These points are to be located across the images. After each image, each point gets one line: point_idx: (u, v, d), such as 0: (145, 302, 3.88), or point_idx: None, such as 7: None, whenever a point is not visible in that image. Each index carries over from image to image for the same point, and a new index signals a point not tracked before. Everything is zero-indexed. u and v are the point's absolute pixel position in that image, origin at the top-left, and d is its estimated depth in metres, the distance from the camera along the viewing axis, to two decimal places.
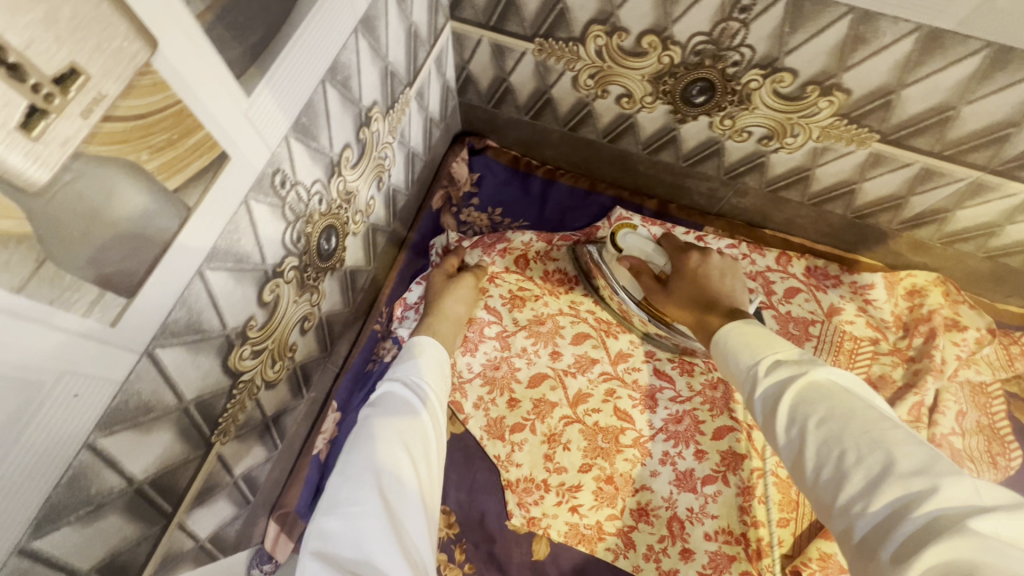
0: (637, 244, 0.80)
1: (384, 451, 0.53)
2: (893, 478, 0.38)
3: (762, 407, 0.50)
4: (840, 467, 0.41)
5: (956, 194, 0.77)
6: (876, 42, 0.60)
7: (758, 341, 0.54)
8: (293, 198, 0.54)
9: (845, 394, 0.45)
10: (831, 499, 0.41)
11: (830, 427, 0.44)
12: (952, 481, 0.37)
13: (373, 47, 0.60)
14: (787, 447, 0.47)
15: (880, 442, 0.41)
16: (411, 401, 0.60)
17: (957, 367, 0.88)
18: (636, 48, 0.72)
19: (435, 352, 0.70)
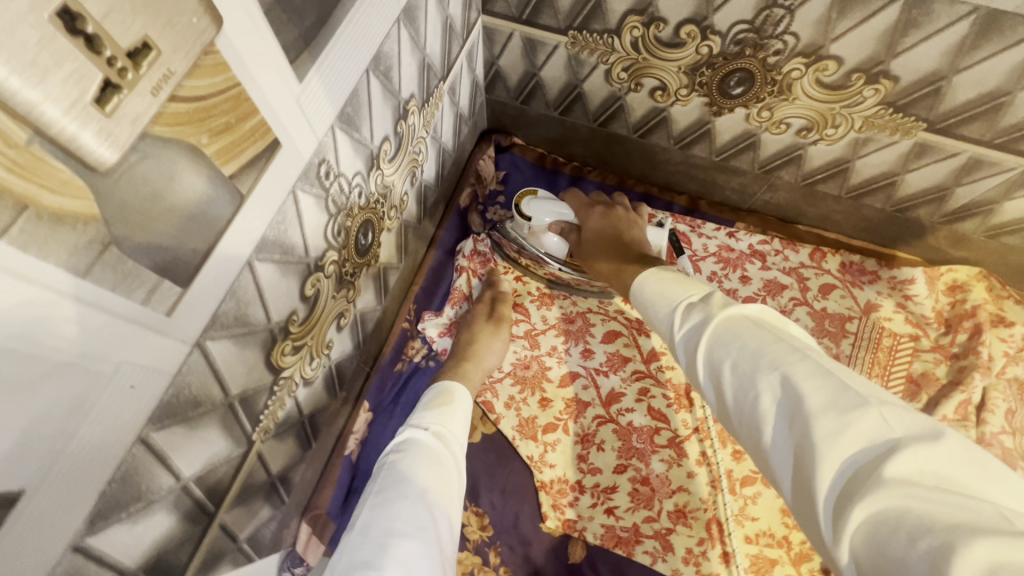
0: (541, 207, 0.84)
1: (402, 512, 0.51)
2: (804, 417, 0.36)
3: (683, 352, 0.48)
4: (756, 409, 0.39)
5: (1003, 184, 0.75)
6: (930, 25, 0.58)
7: (669, 288, 0.54)
8: (336, 189, 0.53)
9: (755, 329, 0.43)
10: (755, 441, 0.39)
11: (743, 369, 0.41)
12: (861, 414, 0.34)
13: (413, 38, 0.59)
14: (710, 393, 0.45)
15: (787, 380, 0.38)
16: (432, 455, 0.59)
17: (1005, 364, 0.85)
18: (674, 38, 0.71)
19: (458, 401, 0.68)
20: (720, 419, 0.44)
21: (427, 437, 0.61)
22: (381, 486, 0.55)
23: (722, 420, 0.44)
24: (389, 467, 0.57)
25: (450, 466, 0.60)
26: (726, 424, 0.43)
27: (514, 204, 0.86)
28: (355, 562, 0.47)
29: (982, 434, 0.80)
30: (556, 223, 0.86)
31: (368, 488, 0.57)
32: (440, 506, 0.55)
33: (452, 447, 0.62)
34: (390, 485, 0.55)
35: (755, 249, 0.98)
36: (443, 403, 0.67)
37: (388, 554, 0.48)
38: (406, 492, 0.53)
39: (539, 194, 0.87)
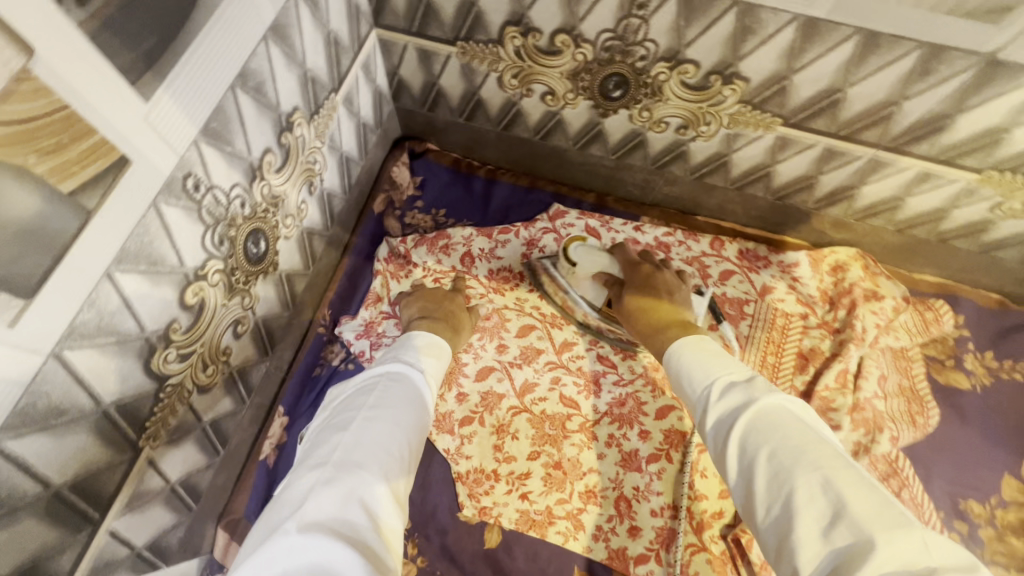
0: (585, 256, 0.90)
1: (375, 425, 0.59)
2: (846, 524, 0.41)
3: (714, 431, 0.54)
4: (791, 500, 0.44)
5: (858, 172, 0.82)
6: (762, 31, 0.65)
7: (706, 360, 0.61)
8: (210, 201, 0.55)
9: (801, 427, 0.49)
10: (780, 533, 0.44)
11: (781, 461, 0.47)
12: (899, 532, 0.39)
13: (288, 54, 0.62)
14: (741, 481, 0.50)
15: (831, 484, 0.43)
16: (411, 386, 0.66)
17: (877, 334, 0.93)
18: (551, 46, 0.76)
19: (439, 348, 0.76)
20: (745, 514, 0.49)
21: (419, 375, 0.69)
22: (376, 401, 0.62)
23: (745, 508, 0.49)
24: (383, 386, 0.64)
25: (426, 397, 0.68)
26: (749, 516, 0.49)
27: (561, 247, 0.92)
28: (347, 458, 0.55)
29: (858, 399, 0.88)
30: (600, 273, 0.90)
31: (360, 396, 0.64)
32: (418, 429, 0.63)
33: (432, 387, 0.70)
34: (369, 401, 0.62)
35: (660, 240, 1.03)
36: (433, 352, 0.75)
37: (361, 455, 0.55)
38: (397, 414, 0.61)
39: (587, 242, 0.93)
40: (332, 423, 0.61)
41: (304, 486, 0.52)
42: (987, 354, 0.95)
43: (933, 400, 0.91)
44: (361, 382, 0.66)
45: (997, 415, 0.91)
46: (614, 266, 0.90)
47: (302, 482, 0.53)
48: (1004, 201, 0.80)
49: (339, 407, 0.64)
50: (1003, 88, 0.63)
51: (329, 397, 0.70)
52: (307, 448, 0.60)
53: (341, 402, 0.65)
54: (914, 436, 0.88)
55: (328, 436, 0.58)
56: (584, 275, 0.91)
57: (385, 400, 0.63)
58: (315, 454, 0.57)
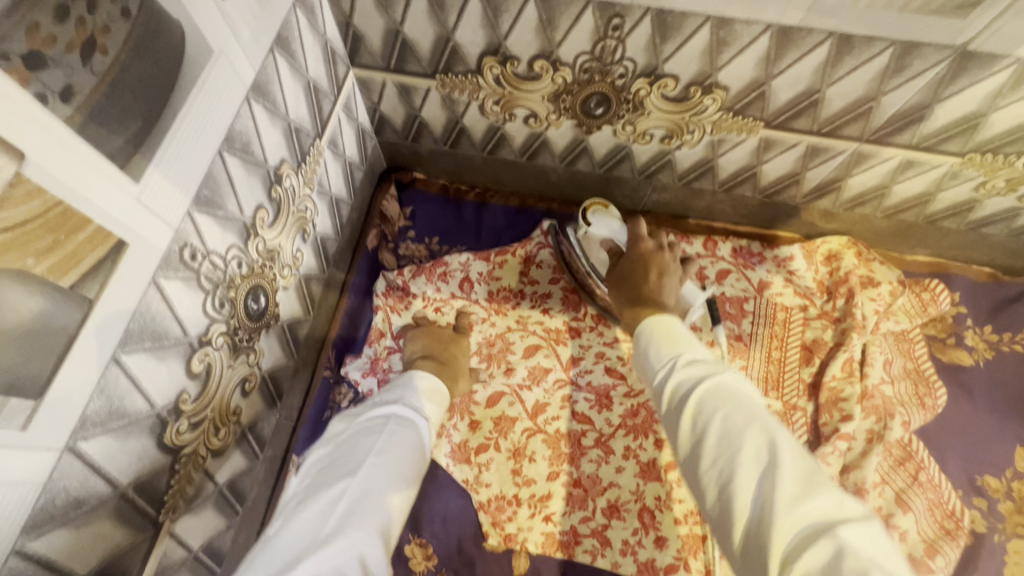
0: (600, 217, 0.89)
1: (378, 474, 0.59)
2: (776, 483, 0.40)
3: (670, 401, 0.51)
4: (734, 461, 0.43)
5: (843, 165, 0.84)
6: (738, 42, 0.66)
7: (670, 334, 0.56)
8: (208, 267, 0.55)
9: (739, 395, 0.46)
10: (720, 495, 0.43)
11: (726, 427, 0.44)
12: (819, 490, 0.39)
13: (270, 109, 0.62)
14: (685, 446, 0.48)
15: (771, 448, 0.42)
16: (414, 434, 0.67)
17: (878, 321, 0.94)
18: (530, 72, 0.76)
19: (437, 390, 0.77)
20: (691, 480, 0.47)
21: (422, 423, 0.70)
22: (382, 446, 0.62)
23: (687, 470, 0.48)
24: (387, 432, 0.65)
25: (425, 444, 0.69)
26: (693, 479, 0.47)
27: (581, 207, 0.91)
28: (353, 508, 0.55)
29: (866, 387, 0.89)
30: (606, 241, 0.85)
31: (364, 439, 0.63)
32: (415, 478, 0.64)
33: (429, 433, 0.71)
34: (374, 446, 0.62)
35: None
36: (435, 396, 0.76)
37: (362, 507, 0.56)
38: (400, 464, 0.62)
39: (608, 208, 0.93)
40: (334, 465, 0.61)
41: (308, 534, 0.52)
42: (986, 328, 0.96)
43: (939, 378, 0.93)
44: (366, 424, 0.66)
45: (1003, 388, 0.92)
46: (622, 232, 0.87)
47: (305, 528, 0.52)
48: (988, 180, 0.81)
49: (342, 445, 0.64)
50: (978, 76, 0.64)
51: (331, 428, 0.70)
52: (306, 488, 0.59)
53: (343, 440, 0.65)
54: (925, 418, 0.89)
55: (333, 481, 0.58)
56: (595, 239, 0.89)
57: (388, 447, 0.63)
58: (318, 498, 0.56)
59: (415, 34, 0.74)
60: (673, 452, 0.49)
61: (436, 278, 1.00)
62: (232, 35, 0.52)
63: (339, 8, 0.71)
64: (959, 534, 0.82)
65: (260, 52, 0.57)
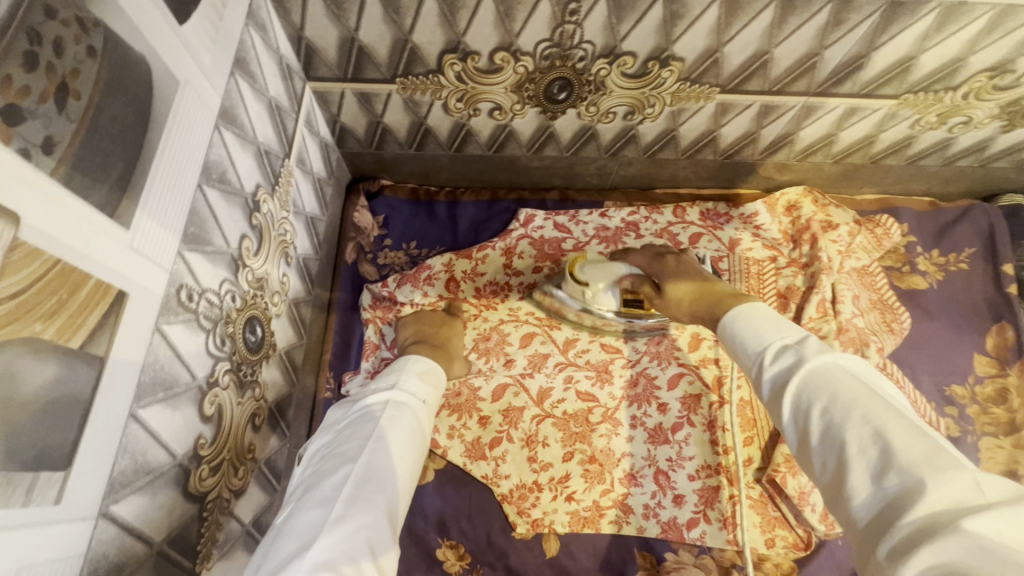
0: (594, 275, 0.89)
1: (378, 459, 0.59)
2: (895, 467, 0.40)
3: (770, 389, 0.54)
4: (841, 449, 0.45)
5: (793, 120, 0.89)
6: (689, 14, 0.69)
7: (767, 322, 0.59)
8: (205, 306, 0.53)
9: (848, 381, 0.48)
10: (832, 477, 0.45)
11: (832, 416, 0.46)
12: (950, 472, 0.38)
13: (239, 134, 0.60)
14: (795, 432, 0.51)
15: (883, 433, 0.43)
16: (410, 417, 0.67)
17: (841, 260, 1.01)
18: (491, 65, 0.77)
19: (433, 372, 0.77)
20: (804, 465, 0.50)
21: (420, 405, 0.70)
22: (380, 432, 0.62)
23: (800, 459, 0.50)
24: (386, 417, 0.64)
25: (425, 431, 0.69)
26: (805, 464, 0.49)
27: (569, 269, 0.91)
28: (357, 493, 0.55)
29: (841, 322, 0.95)
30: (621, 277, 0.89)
31: (362, 426, 0.63)
32: (415, 461, 0.64)
33: (429, 416, 0.72)
34: (371, 431, 0.62)
35: (627, 220, 1.05)
36: (432, 378, 0.76)
37: (366, 492, 0.56)
38: (399, 448, 0.62)
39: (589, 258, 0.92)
40: (335, 453, 0.60)
41: (313, 522, 0.52)
42: (934, 252, 1.05)
43: (901, 305, 1.01)
44: (365, 409, 0.66)
45: (956, 304, 1.01)
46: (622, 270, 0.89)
47: (311, 515, 0.53)
48: (922, 116, 0.88)
49: (342, 434, 0.63)
50: (906, 23, 0.70)
51: (328, 418, 0.69)
52: (311, 475, 0.59)
53: (345, 426, 0.65)
54: (897, 342, 0.97)
55: (335, 468, 0.58)
56: (599, 289, 0.89)
57: (386, 433, 0.62)
58: (321, 486, 0.56)
59: (370, 40, 0.72)
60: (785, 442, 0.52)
61: (422, 283, 0.99)
62: (196, 63, 0.50)
63: (289, 20, 0.69)
64: None
65: (221, 77, 0.56)
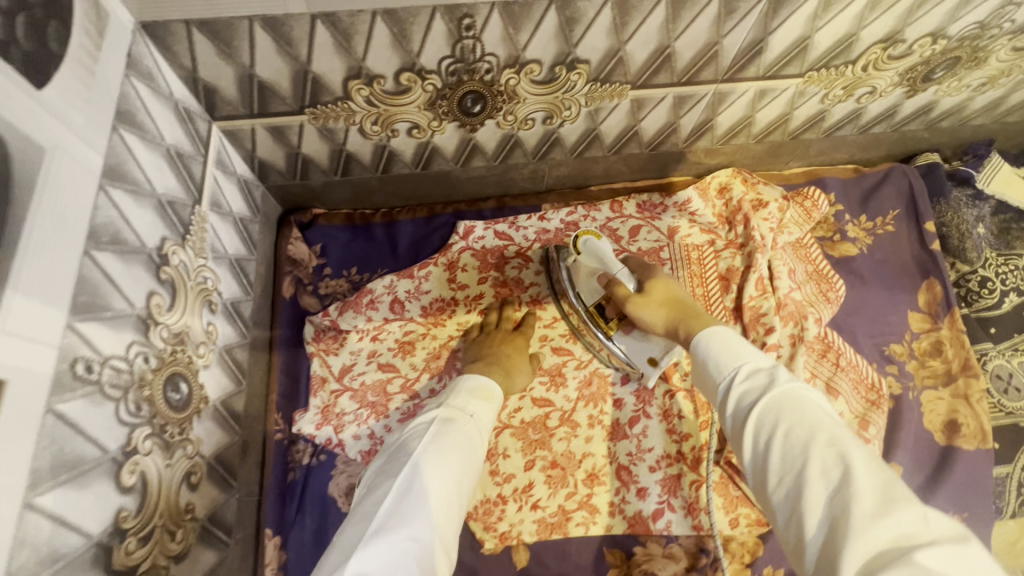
0: (592, 250, 0.86)
1: (426, 475, 0.65)
2: (855, 499, 0.43)
3: (731, 407, 0.56)
4: (806, 474, 0.47)
5: (708, 107, 0.90)
6: (584, 18, 0.69)
7: (729, 342, 0.61)
8: (110, 374, 0.51)
9: (812, 409, 0.51)
10: (791, 505, 0.47)
11: (794, 440, 0.49)
12: (910, 507, 0.42)
13: (133, 189, 0.58)
14: (749, 454, 0.53)
15: (846, 460, 0.46)
16: (457, 435, 0.72)
17: (775, 237, 1.03)
18: (398, 87, 0.76)
19: (485, 388, 0.80)
20: (756, 485, 0.52)
21: (467, 421, 0.74)
22: (423, 449, 0.68)
23: (752, 476, 0.52)
24: (433, 434, 0.70)
25: (477, 448, 0.73)
26: (757, 483, 0.52)
27: (575, 237, 0.88)
28: (397, 509, 0.61)
29: (779, 298, 0.98)
30: (602, 272, 0.86)
31: (409, 444, 0.69)
32: (466, 476, 0.69)
33: (479, 429, 0.76)
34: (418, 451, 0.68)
35: (566, 221, 1.05)
36: (484, 395, 0.79)
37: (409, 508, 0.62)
38: (449, 464, 0.68)
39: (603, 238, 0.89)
40: (386, 470, 0.67)
41: (360, 531, 0.60)
42: (862, 218, 1.08)
43: (836, 273, 1.04)
44: (414, 428, 0.72)
45: (886, 266, 1.05)
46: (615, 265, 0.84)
47: (356, 528, 0.60)
48: (829, 91, 0.90)
49: (392, 452, 0.70)
50: (794, 6, 0.72)
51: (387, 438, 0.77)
52: (367, 486, 0.67)
53: (397, 444, 0.71)
54: (833, 310, 1.00)
55: (382, 485, 0.65)
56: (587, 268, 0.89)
57: (436, 451, 0.68)
58: (369, 501, 0.63)
59: (270, 74, 0.71)
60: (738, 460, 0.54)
61: (366, 310, 0.98)
62: (64, 125, 0.48)
63: (180, 64, 0.67)
64: (882, 402, 0.94)
65: (102, 135, 0.54)
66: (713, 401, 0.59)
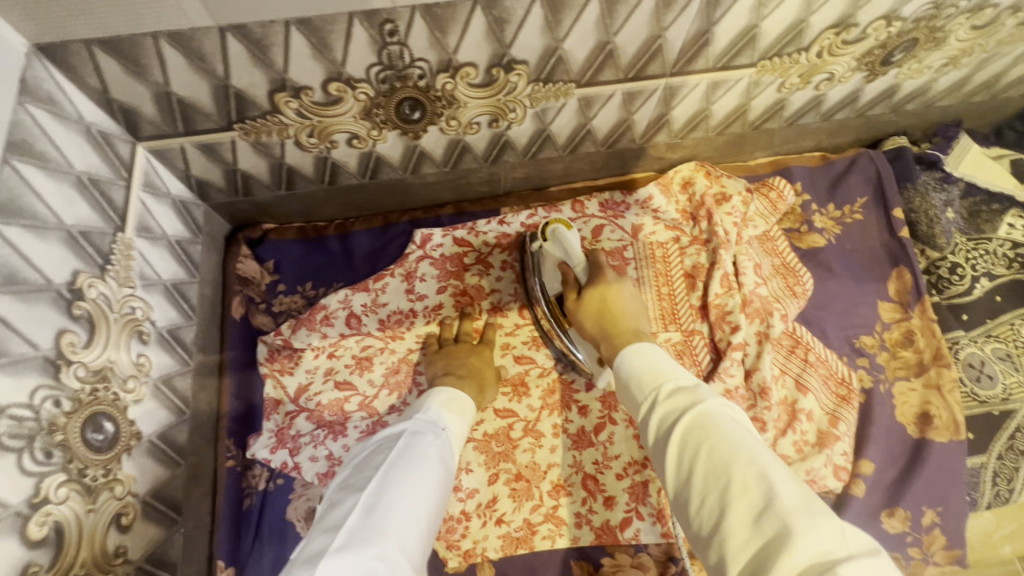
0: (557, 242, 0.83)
1: (400, 483, 0.58)
2: (772, 515, 0.42)
3: (660, 427, 0.55)
4: (726, 491, 0.46)
5: (661, 102, 0.87)
6: (514, 18, 0.66)
7: (655, 363, 0.62)
8: (9, 425, 0.52)
9: (731, 425, 0.50)
10: (714, 526, 0.45)
11: (714, 457, 0.48)
12: (819, 521, 0.40)
13: (33, 226, 0.56)
14: (675, 475, 0.52)
15: (766, 476, 0.45)
16: (430, 445, 0.65)
17: (740, 231, 1.00)
18: (328, 97, 0.72)
19: (459, 403, 0.76)
20: (681, 508, 0.50)
21: (438, 433, 0.68)
22: (394, 459, 0.61)
23: (677, 501, 0.51)
24: (402, 445, 0.64)
25: (447, 465, 0.67)
26: (682, 506, 0.50)
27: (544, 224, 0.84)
28: (364, 524, 0.53)
29: (745, 294, 0.95)
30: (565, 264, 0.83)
31: (376, 454, 0.63)
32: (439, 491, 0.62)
33: (451, 445, 0.70)
34: (393, 460, 0.61)
35: (527, 224, 1.01)
36: (455, 408, 0.74)
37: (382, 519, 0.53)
38: (422, 476, 0.60)
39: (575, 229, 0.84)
40: (348, 485, 0.60)
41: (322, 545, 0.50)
42: (830, 207, 1.06)
43: (803, 266, 1.01)
44: (380, 438, 0.66)
45: (855, 256, 1.02)
46: (578, 259, 0.81)
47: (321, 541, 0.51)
48: (785, 79, 0.87)
49: (357, 466, 0.63)
50: None
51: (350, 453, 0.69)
52: (327, 502, 0.58)
53: (361, 457, 0.64)
54: (801, 305, 0.97)
55: (344, 499, 0.57)
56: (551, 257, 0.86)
57: (407, 462, 0.61)
58: (331, 515, 0.55)
59: (188, 92, 0.67)
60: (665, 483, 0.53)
61: (321, 326, 0.95)
62: None
63: (89, 86, 0.63)
64: (853, 396, 0.92)
65: None
66: (641, 424, 0.60)
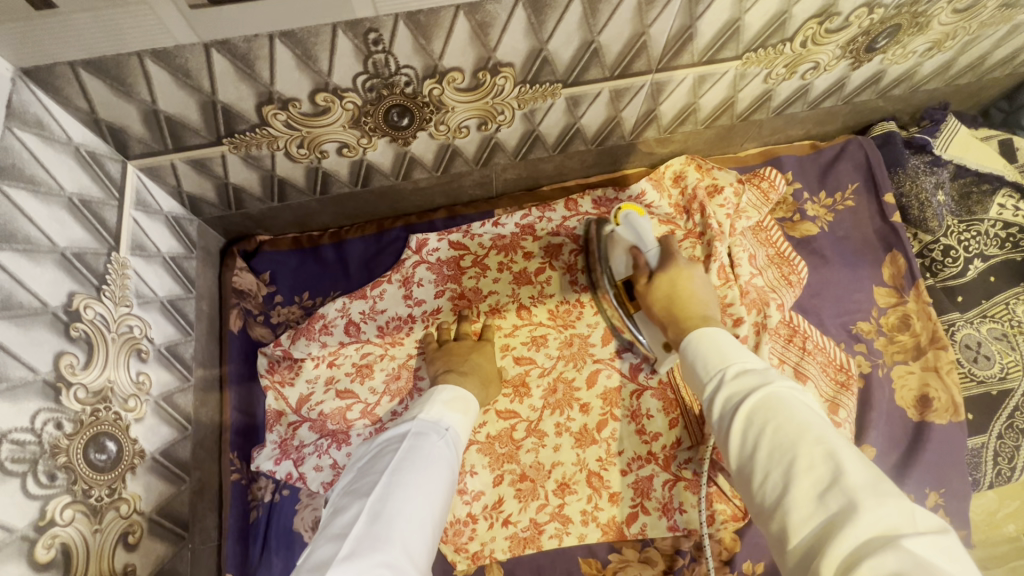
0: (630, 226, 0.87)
1: (403, 488, 0.58)
2: (839, 490, 0.42)
3: (722, 405, 0.55)
4: (792, 467, 0.46)
5: (648, 98, 0.87)
6: (497, 21, 0.66)
7: (719, 347, 0.61)
8: (10, 450, 0.52)
9: (797, 406, 0.50)
10: (775, 499, 0.46)
11: (779, 436, 0.48)
12: (889, 500, 0.40)
13: (27, 250, 0.57)
14: (736, 451, 0.52)
15: (833, 455, 0.45)
16: (436, 447, 0.65)
17: (732, 222, 0.98)
18: (315, 108, 0.72)
19: (463, 401, 0.75)
20: (742, 484, 0.51)
21: (443, 433, 0.68)
22: (399, 463, 0.61)
23: (738, 479, 0.52)
24: (405, 447, 0.63)
25: (452, 465, 0.66)
26: (743, 481, 0.50)
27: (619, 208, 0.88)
28: (368, 531, 0.53)
29: (742, 285, 0.93)
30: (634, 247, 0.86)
31: (381, 458, 0.63)
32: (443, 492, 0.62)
33: (455, 444, 0.70)
34: (400, 464, 0.61)
35: (522, 225, 1.01)
36: (459, 406, 0.74)
37: (387, 527, 0.53)
38: (425, 478, 0.60)
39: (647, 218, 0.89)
40: (351, 490, 0.60)
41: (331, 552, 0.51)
42: (821, 195, 1.06)
43: (798, 254, 1.01)
44: (385, 440, 0.66)
45: (848, 243, 1.03)
46: (652, 243, 0.84)
47: (326, 550, 0.51)
48: (771, 70, 0.88)
49: (362, 469, 0.63)
50: None
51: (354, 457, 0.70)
52: (331, 508, 0.59)
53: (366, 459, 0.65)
54: (796, 294, 0.97)
55: (348, 505, 0.57)
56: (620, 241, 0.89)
57: (410, 465, 0.61)
58: (339, 520, 0.55)
59: (175, 109, 0.67)
60: (727, 460, 0.53)
61: (321, 335, 0.95)
62: None
63: (76, 107, 0.63)
64: (852, 382, 0.91)
65: None
66: (702, 404, 0.60)
